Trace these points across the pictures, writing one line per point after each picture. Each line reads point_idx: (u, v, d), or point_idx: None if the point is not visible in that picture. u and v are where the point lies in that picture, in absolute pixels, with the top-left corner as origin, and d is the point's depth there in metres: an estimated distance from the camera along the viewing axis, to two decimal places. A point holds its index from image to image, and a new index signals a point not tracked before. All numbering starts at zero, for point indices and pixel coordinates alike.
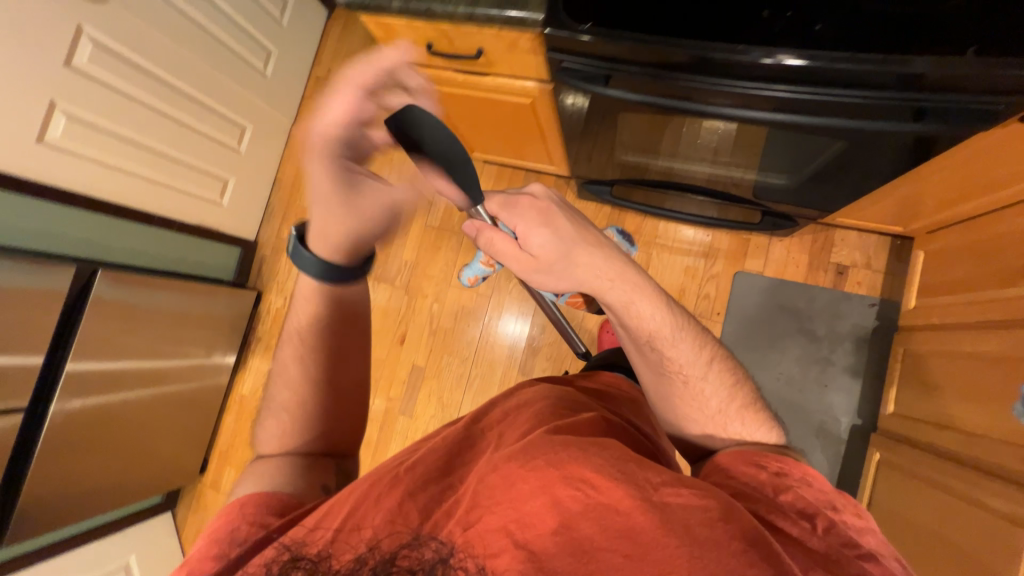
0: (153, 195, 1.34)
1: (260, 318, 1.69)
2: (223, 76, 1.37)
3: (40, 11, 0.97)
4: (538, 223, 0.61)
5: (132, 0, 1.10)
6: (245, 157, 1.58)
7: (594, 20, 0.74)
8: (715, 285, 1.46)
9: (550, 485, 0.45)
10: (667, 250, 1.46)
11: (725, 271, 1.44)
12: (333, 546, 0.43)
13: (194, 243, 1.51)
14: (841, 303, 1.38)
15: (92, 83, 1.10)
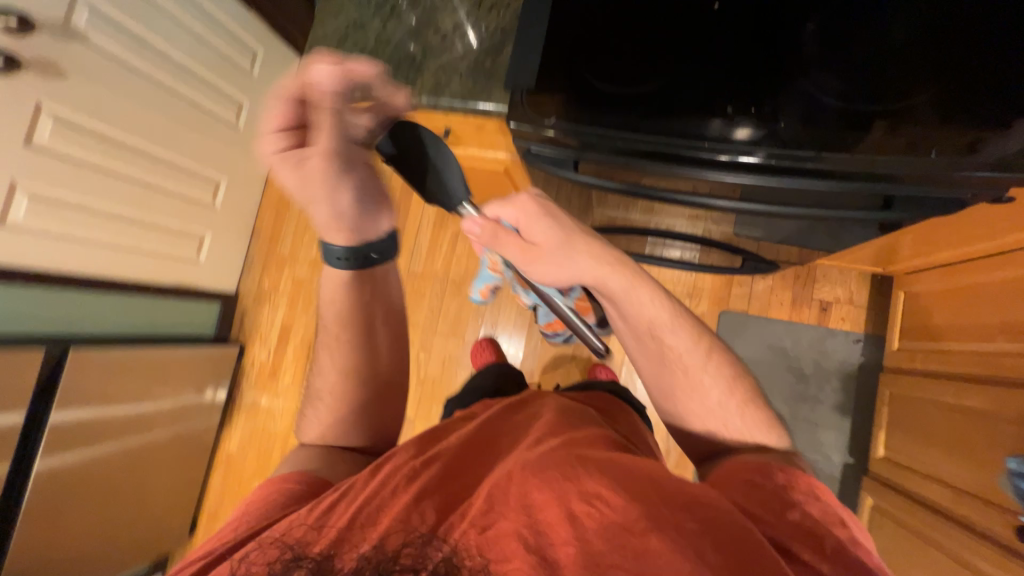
0: (120, 263, 1.18)
1: (244, 373, 1.58)
2: (196, 132, 1.23)
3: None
4: (535, 214, 0.63)
5: (89, 66, 0.97)
6: (222, 212, 1.42)
7: (546, 100, 0.65)
8: None
9: (562, 498, 0.46)
10: None
11: (710, 311, 1.46)
12: (338, 546, 0.45)
13: (166, 304, 1.37)
14: (827, 340, 1.40)
15: (54, 160, 0.98)
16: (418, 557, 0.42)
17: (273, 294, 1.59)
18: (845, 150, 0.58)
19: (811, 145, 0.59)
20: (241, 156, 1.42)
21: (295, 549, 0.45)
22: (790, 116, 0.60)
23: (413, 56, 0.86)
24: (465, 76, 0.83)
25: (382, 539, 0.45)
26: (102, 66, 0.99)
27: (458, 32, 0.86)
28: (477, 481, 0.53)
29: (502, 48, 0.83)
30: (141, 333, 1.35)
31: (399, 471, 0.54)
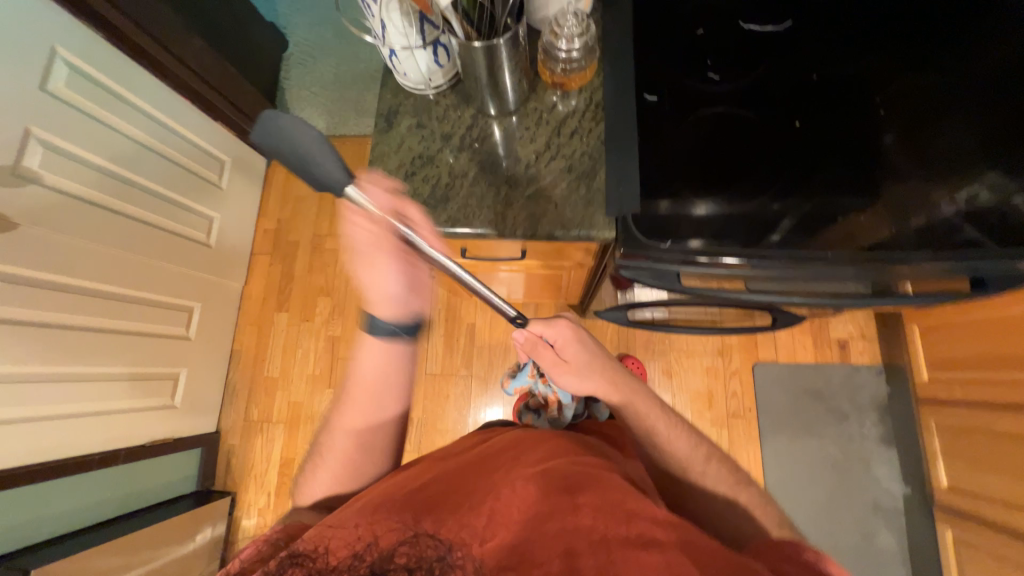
0: (86, 426, 1.12)
1: (239, 529, 1.41)
2: (163, 258, 1.26)
3: None
4: (574, 340, 0.70)
5: (42, 217, 0.98)
6: (197, 341, 1.40)
7: (663, 217, 0.69)
8: (739, 381, 1.32)
9: (560, 506, 0.46)
10: (685, 352, 1.33)
11: (744, 365, 1.32)
12: (333, 563, 0.43)
13: (138, 469, 1.26)
14: (856, 378, 1.32)
15: (11, 327, 0.93)
16: (414, 566, 0.42)
17: (267, 423, 1.48)
18: (811, 241, 0.67)
19: (786, 234, 0.67)
20: (212, 276, 1.44)
21: (291, 570, 0.43)
22: (778, 207, 0.69)
23: (496, 186, 0.78)
24: (560, 205, 0.76)
25: (376, 552, 0.43)
26: (55, 207, 1.00)
27: (542, 157, 0.79)
28: (477, 484, 0.52)
29: (597, 169, 0.77)
30: (114, 510, 1.20)
31: (413, 486, 0.53)
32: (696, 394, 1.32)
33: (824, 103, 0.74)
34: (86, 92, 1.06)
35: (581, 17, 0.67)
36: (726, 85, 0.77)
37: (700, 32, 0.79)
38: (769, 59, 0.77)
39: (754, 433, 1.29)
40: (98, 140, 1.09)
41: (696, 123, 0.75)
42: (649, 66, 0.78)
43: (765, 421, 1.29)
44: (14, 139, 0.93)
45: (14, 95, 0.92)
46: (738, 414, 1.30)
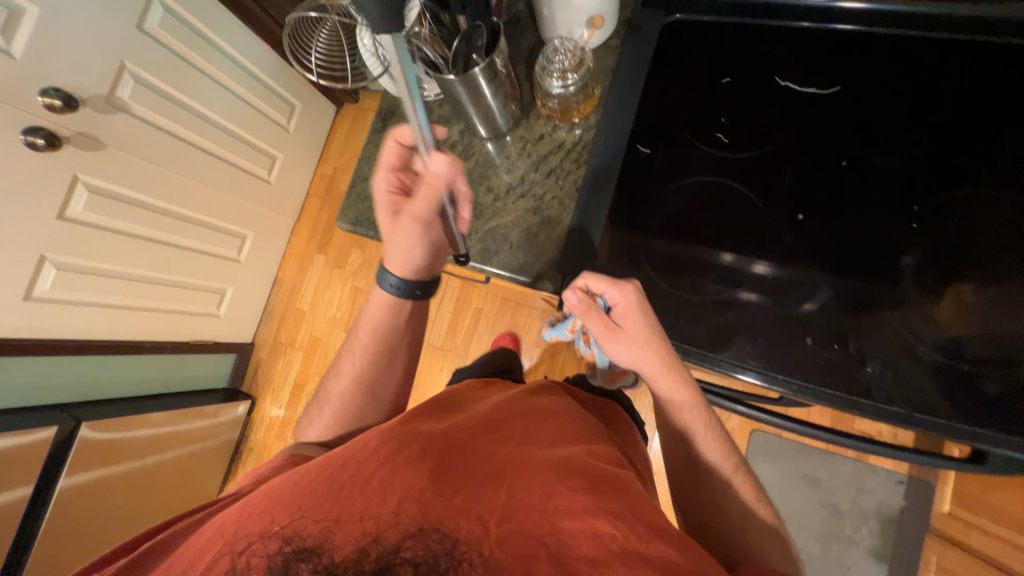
0: (106, 319, 1.19)
1: (253, 426, 1.62)
2: (228, 190, 1.36)
3: (34, 174, 0.95)
4: (638, 309, 0.55)
5: (126, 139, 1.08)
6: (245, 266, 1.53)
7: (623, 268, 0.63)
8: (731, 443, 1.27)
9: (587, 490, 0.40)
10: None
11: (742, 428, 1.27)
12: (340, 534, 0.36)
13: (173, 360, 1.42)
14: (864, 477, 1.22)
15: (87, 230, 1.07)
16: (420, 553, 0.35)
17: (290, 346, 1.63)
18: (761, 354, 0.55)
19: (744, 337, 0.56)
20: (263, 211, 1.52)
21: (292, 543, 0.36)
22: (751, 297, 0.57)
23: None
24: (516, 245, 0.68)
25: (386, 527, 0.36)
26: (134, 132, 1.09)
27: (514, 192, 0.70)
28: (495, 455, 0.45)
29: (562, 219, 0.67)
30: (138, 391, 1.36)
31: (423, 438, 0.46)
32: None
33: (840, 205, 0.58)
34: (177, 32, 1.10)
35: (578, 49, 0.62)
36: (729, 156, 0.61)
37: (725, 81, 0.63)
38: (792, 131, 0.60)
39: None
40: (184, 78, 1.16)
41: (683, 192, 0.61)
42: (671, 83, 0.64)
43: None
44: (111, 72, 1.02)
45: (115, 29, 1.00)
46: None
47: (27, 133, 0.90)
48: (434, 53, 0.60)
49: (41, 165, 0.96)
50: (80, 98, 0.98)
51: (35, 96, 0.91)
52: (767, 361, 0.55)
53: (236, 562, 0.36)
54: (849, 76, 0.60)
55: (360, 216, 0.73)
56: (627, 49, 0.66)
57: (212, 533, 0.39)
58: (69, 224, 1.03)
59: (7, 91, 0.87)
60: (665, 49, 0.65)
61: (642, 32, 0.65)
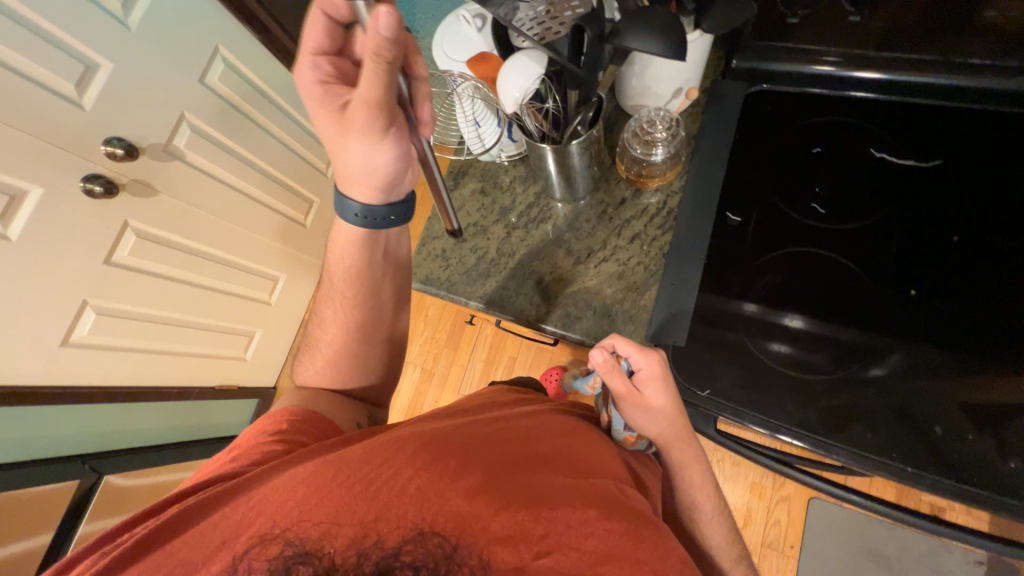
0: (140, 364, 1.18)
1: None
2: (266, 234, 1.42)
3: (89, 220, 0.98)
4: (661, 377, 0.53)
5: (179, 187, 1.13)
6: (274, 308, 1.55)
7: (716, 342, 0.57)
8: (786, 510, 1.17)
9: (608, 534, 0.38)
10: (733, 458, 1.19)
11: (797, 493, 1.16)
12: (349, 545, 0.36)
13: (205, 407, 1.44)
14: (941, 557, 1.09)
15: (130, 273, 1.08)
16: (420, 556, 0.35)
17: None
18: (886, 446, 0.50)
19: (863, 424, 0.51)
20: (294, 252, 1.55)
21: (292, 544, 0.36)
22: (857, 374, 0.53)
23: (535, 277, 0.67)
24: (598, 315, 0.63)
25: (388, 535, 0.36)
26: (185, 178, 1.14)
27: (596, 258, 0.66)
28: (521, 469, 0.43)
29: (650, 287, 0.62)
30: (182, 437, 1.39)
31: (455, 443, 0.44)
32: (734, 508, 1.17)
33: (958, 280, 0.54)
34: (234, 86, 1.20)
35: (671, 119, 0.59)
36: (828, 228, 0.58)
37: (817, 151, 0.60)
38: (900, 205, 0.57)
39: (790, 572, 1.13)
40: (235, 128, 1.23)
41: (780, 264, 0.58)
42: (758, 154, 0.61)
43: (804, 567, 1.13)
44: (172, 123, 1.08)
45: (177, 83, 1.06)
46: (777, 545, 1.15)
47: (86, 181, 0.95)
48: (533, 127, 0.57)
49: (96, 212, 0.99)
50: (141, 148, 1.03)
51: (99, 145, 0.96)
52: (894, 454, 0.49)
53: (239, 552, 0.36)
54: (949, 146, 0.57)
55: (431, 274, 0.70)
56: (710, 116, 0.63)
57: (217, 518, 0.39)
58: (114, 267, 1.05)
59: (74, 142, 0.92)
60: (751, 118, 0.62)
61: (727, 99, 0.62)
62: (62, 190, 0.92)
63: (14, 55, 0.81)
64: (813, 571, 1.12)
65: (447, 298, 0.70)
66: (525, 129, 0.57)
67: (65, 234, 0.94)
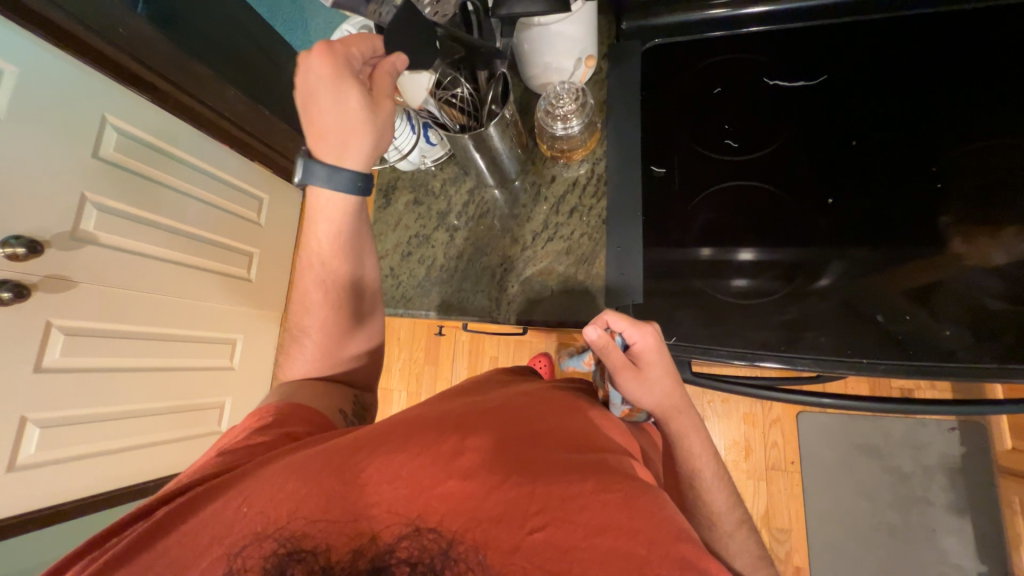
0: (103, 466, 1.11)
1: None
2: (212, 298, 1.35)
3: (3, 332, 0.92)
4: (658, 349, 0.53)
5: (99, 273, 1.06)
6: (239, 372, 1.48)
7: (674, 290, 0.59)
8: (780, 431, 1.23)
9: (604, 506, 0.37)
10: (722, 397, 1.24)
11: (786, 413, 1.23)
12: (342, 533, 0.37)
13: None
14: (919, 433, 1.18)
15: (66, 376, 1.02)
16: (417, 551, 0.35)
17: None
18: (839, 342, 0.53)
19: (817, 330, 0.54)
20: (246, 310, 1.48)
21: (288, 542, 0.37)
22: (800, 287, 0.56)
23: (488, 272, 0.67)
24: (556, 292, 0.65)
25: (385, 525, 0.37)
26: (107, 262, 1.07)
27: (542, 238, 0.67)
28: (522, 443, 0.43)
29: (597, 254, 0.64)
30: None
31: (453, 426, 0.43)
32: (733, 442, 1.22)
33: (868, 179, 0.58)
34: (135, 153, 1.11)
35: (577, 90, 0.60)
36: (744, 158, 0.61)
37: (718, 92, 0.63)
38: (801, 123, 0.60)
39: (796, 486, 1.19)
40: (148, 198, 1.15)
41: (709, 202, 0.61)
42: (666, 104, 0.64)
43: (808, 478, 1.19)
44: (72, 207, 1.00)
45: (69, 164, 0.99)
46: (780, 466, 1.20)
47: None
48: (450, 120, 0.59)
49: (9, 320, 0.93)
50: (45, 241, 0.96)
51: None
52: (846, 349, 0.53)
53: (235, 549, 0.37)
54: (834, 62, 0.60)
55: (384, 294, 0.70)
56: (614, 79, 0.65)
57: (212, 517, 0.39)
58: (46, 374, 0.99)
59: None
60: (651, 73, 0.65)
61: (627, 61, 0.65)
62: None
63: None
64: (815, 480, 1.18)
65: (410, 314, 0.69)
66: (437, 120, 0.59)
67: None
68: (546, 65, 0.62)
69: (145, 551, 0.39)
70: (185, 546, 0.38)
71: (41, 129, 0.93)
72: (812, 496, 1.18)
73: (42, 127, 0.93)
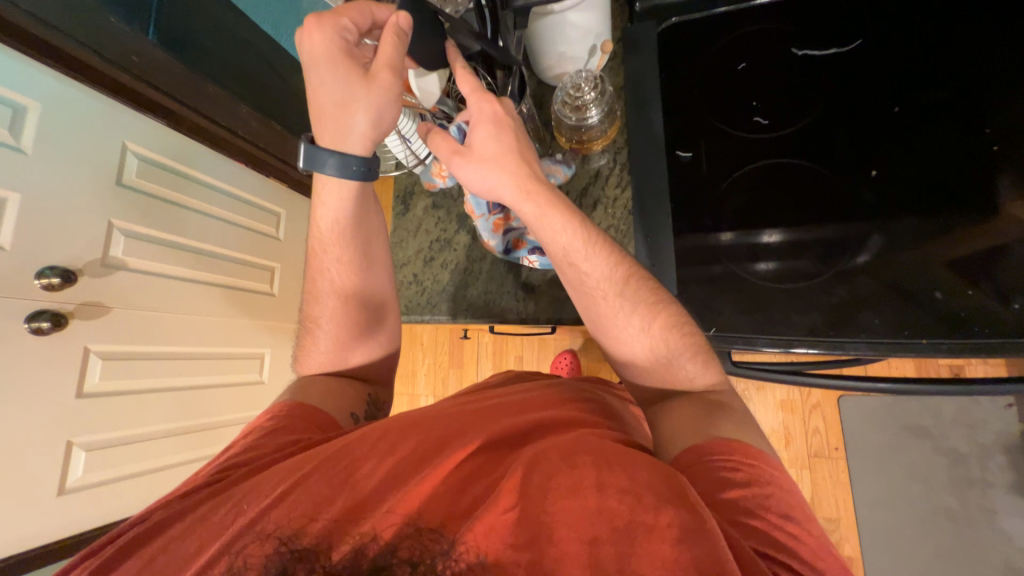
0: (145, 485, 1.14)
1: None
2: (238, 314, 1.37)
3: (45, 361, 0.95)
4: (497, 125, 0.48)
5: (131, 297, 1.09)
6: (268, 385, 1.50)
7: (710, 276, 0.56)
8: (822, 417, 1.18)
9: (581, 489, 0.38)
10: (758, 385, 1.20)
11: (826, 398, 1.18)
12: (340, 533, 0.38)
13: None
14: (972, 411, 1.12)
15: (106, 399, 1.05)
16: (417, 551, 0.36)
17: None
18: (897, 323, 0.50)
19: (870, 310, 0.51)
20: (272, 325, 1.50)
21: (286, 541, 0.38)
22: (842, 267, 0.54)
23: (512, 272, 0.66)
24: None
25: (386, 524, 0.38)
26: (136, 286, 1.10)
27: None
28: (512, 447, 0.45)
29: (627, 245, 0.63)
30: None
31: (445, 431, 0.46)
32: (772, 431, 1.18)
33: (915, 147, 0.54)
34: (157, 179, 1.13)
35: (596, 77, 0.57)
36: (776, 136, 0.58)
37: (742, 67, 0.60)
38: (836, 93, 0.57)
39: (842, 473, 1.15)
40: (173, 222, 1.17)
41: (742, 182, 0.58)
42: (690, 86, 0.61)
43: (855, 464, 1.14)
44: (101, 235, 1.03)
45: (96, 194, 1.01)
46: (824, 453, 1.16)
47: (29, 321, 0.91)
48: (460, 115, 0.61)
49: (50, 349, 0.96)
50: (77, 269, 0.99)
51: (32, 280, 0.91)
52: (904, 330, 0.50)
53: (231, 554, 0.38)
54: (871, 23, 0.56)
55: (410, 302, 0.70)
56: (631, 64, 0.62)
57: (218, 521, 0.41)
58: (88, 399, 1.02)
59: (4, 285, 0.88)
60: (671, 53, 0.62)
61: (645, 44, 0.62)
62: (6, 340, 0.89)
63: None
64: (862, 465, 1.14)
65: (435, 320, 0.68)
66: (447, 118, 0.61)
67: (22, 382, 0.91)
68: (559, 57, 0.60)
69: (159, 540, 0.41)
70: (187, 546, 0.40)
71: (66, 161, 0.96)
72: (860, 482, 1.13)
73: (68, 159, 0.96)
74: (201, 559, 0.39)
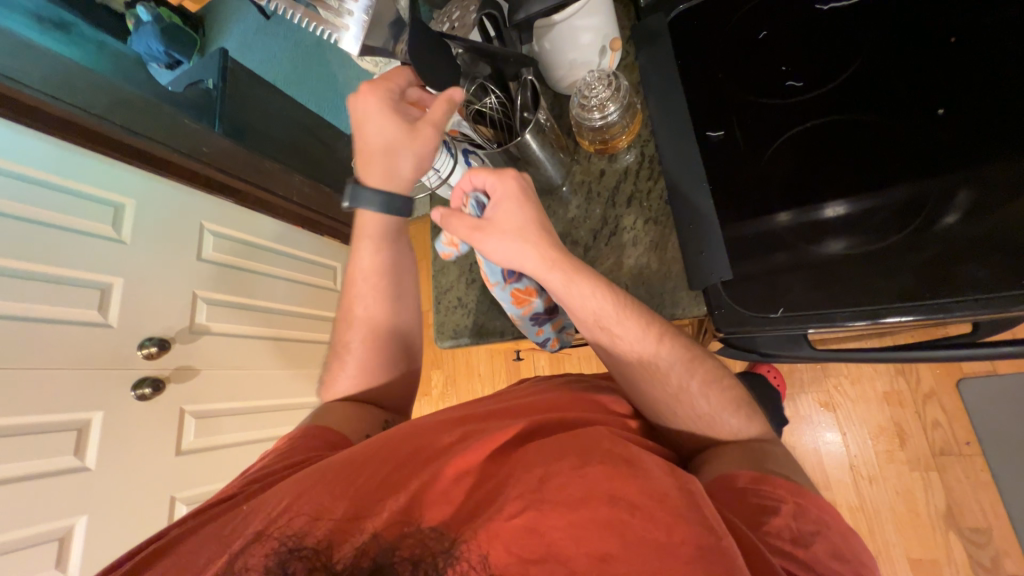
0: None
1: None
2: (305, 365, 1.46)
3: (149, 423, 1.06)
4: (520, 196, 0.50)
5: (216, 357, 1.20)
6: None
7: (771, 252, 0.52)
8: (940, 407, 1.02)
9: (592, 499, 0.37)
10: (851, 377, 1.07)
11: (940, 384, 1.02)
12: (338, 534, 0.38)
13: None
14: None
15: (199, 455, 1.15)
16: (419, 550, 0.37)
17: None
18: (1010, 274, 0.42)
19: (973, 263, 0.44)
20: None
21: (285, 545, 0.39)
22: (923, 224, 0.47)
23: None
24: (630, 287, 0.61)
25: (385, 525, 0.38)
26: (218, 348, 1.21)
27: (603, 236, 0.64)
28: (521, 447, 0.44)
29: (669, 237, 0.60)
30: None
31: (451, 437, 0.46)
32: (878, 428, 1.04)
33: (991, 74, 0.47)
34: (230, 250, 1.26)
35: (607, 75, 0.57)
36: (813, 96, 0.54)
37: (764, 35, 0.57)
38: (878, 39, 0.52)
39: (980, 473, 0.97)
40: (245, 285, 1.29)
41: (786, 150, 0.54)
42: (710, 67, 0.59)
43: (995, 457, 0.96)
44: (188, 305, 1.14)
45: (183, 270, 1.14)
46: (950, 450, 0.99)
47: (135, 388, 1.03)
48: (482, 137, 0.60)
49: (152, 413, 1.07)
50: (171, 338, 1.11)
51: (136, 351, 1.04)
52: None
53: (232, 563, 0.38)
54: None
55: (457, 325, 0.70)
56: (646, 58, 0.62)
57: (228, 531, 0.42)
58: (186, 456, 1.12)
59: (112, 358, 1.01)
60: (683, 38, 0.61)
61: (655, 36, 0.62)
62: (116, 407, 1.00)
63: (34, 308, 0.91)
64: (1007, 458, 0.96)
65: (483, 340, 0.68)
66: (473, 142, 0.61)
67: (131, 445, 1.02)
68: (571, 63, 0.60)
69: (180, 550, 0.43)
70: (200, 557, 0.41)
71: (152, 245, 1.09)
72: (1008, 479, 0.95)
73: (157, 243, 1.10)
74: (208, 570, 0.40)
